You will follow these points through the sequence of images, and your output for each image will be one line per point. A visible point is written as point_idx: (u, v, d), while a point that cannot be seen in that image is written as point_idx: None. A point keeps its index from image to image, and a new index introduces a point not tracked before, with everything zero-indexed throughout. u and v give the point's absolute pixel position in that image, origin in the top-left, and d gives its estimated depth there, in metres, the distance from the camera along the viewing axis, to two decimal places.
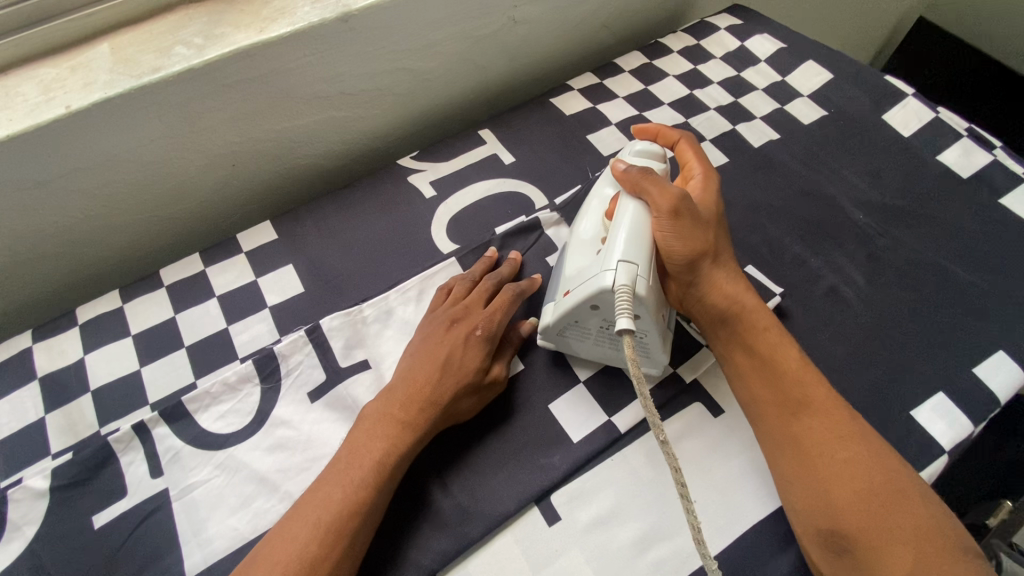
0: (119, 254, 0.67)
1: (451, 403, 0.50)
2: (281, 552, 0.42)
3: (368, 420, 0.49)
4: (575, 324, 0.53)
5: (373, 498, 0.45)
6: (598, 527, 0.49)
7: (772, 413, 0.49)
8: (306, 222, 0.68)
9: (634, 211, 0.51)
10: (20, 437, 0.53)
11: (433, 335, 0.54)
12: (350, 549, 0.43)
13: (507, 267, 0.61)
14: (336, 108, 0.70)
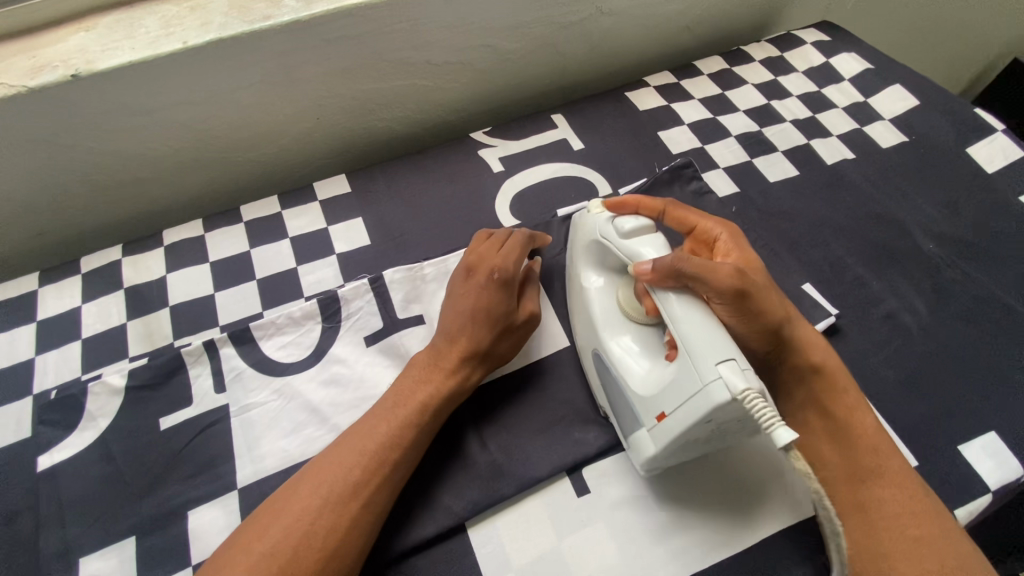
0: (205, 187, 0.72)
1: (490, 346, 0.52)
2: (327, 472, 0.45)
3: (416, 370, 0.52)
4: (674, 446, 0.45)
5: (417, 437, 0.48)
6: (625, 505, 0.50)
7: (840, 480, 0.48)
8: (378, 180, 0.71)
9: (687, 303, 0.45)
10: (103, 337, 0.58)
11: (459, 296, 0.54)
12: (377, 495, 0.45)
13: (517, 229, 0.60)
14: (420, 76, 0.73)
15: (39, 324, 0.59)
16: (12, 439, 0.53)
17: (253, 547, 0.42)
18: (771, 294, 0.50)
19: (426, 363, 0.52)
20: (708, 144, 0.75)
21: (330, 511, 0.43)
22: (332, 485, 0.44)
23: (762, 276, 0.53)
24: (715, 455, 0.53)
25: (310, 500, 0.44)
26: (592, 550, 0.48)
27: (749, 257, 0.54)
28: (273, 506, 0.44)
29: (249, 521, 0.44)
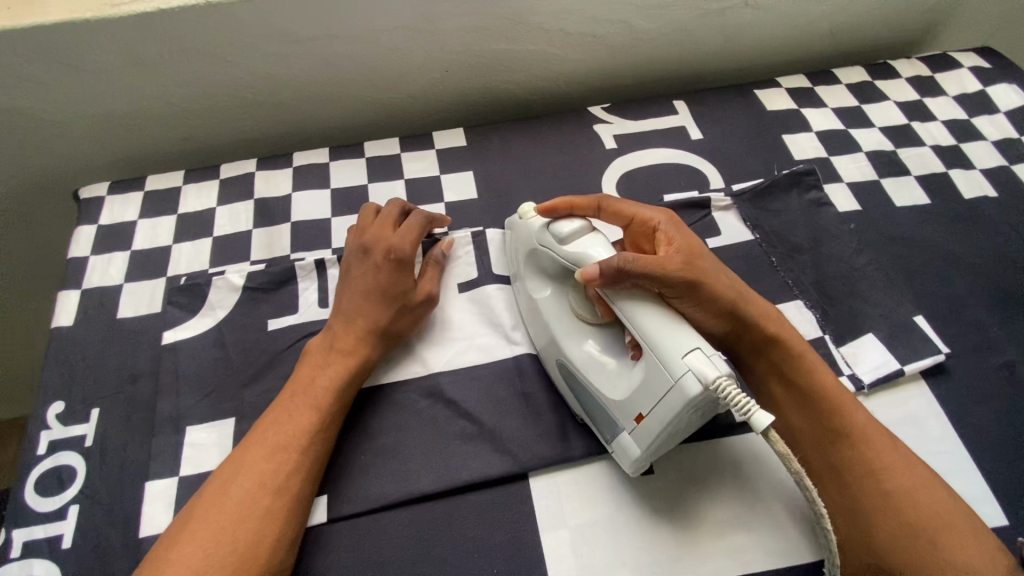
0: (333, 120, 0.76)
1: (410, 310, 0.55)
2: (268, 439, 0.47)
3: (341, 331, 0.54)
4: (645, 447, 0.45)
5: (339, 401, 0.51)
6: (687, 493, 0.50)
7: (807, 442, 0.49)
8: (493, 139, 0.73)
9: (645, 308, 0.45)
10: (231, 239, 0.64)
11: (356, 277, 0.56)
12: (315, 443, 0.48)
13: (391, 201, 0.62)
14: (551, 44, 0.74)
15: (178, 217, 0.66)
16: (143, 312, 0.59)
17: (209, 520, 0.43)
18: (722, 277, 0.50)
19: (343, 317, 0.54)
20: (833, 156, 0.72)
21: (272, 471, 0.45)
22: (273, 449, 0.46)
23: (712, 257, 0.51)
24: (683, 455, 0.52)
25: (261, 466, 0.46)
26: (647, 528, 0.49)
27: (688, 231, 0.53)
28: (221, 480, 0.45)
29: (200, 496, 0.45)
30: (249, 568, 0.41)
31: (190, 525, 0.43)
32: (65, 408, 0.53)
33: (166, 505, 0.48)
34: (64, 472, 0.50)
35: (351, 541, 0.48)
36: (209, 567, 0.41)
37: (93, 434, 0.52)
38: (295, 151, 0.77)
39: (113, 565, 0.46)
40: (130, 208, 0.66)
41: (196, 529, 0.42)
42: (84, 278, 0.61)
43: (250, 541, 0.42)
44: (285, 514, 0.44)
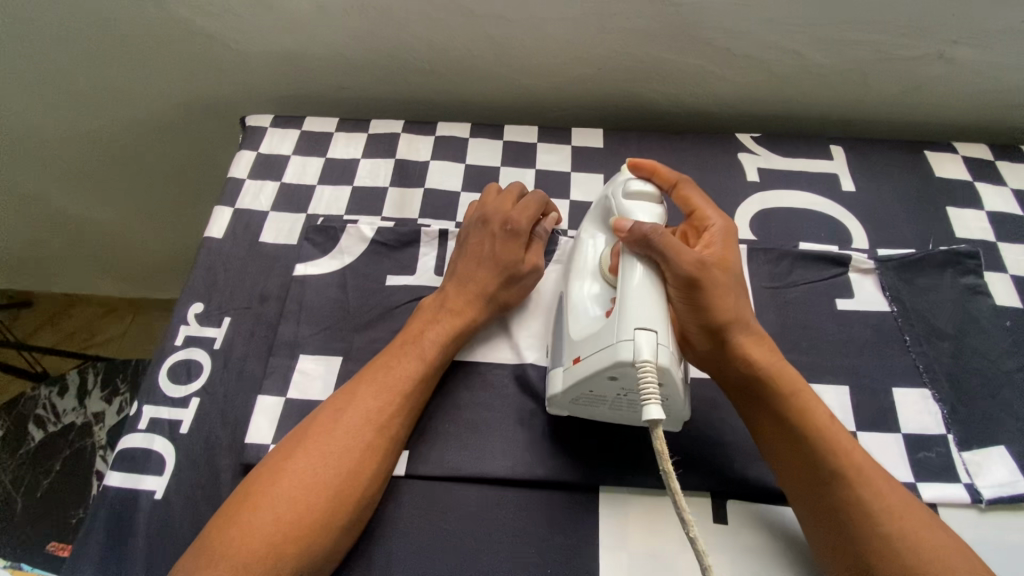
0: (479, 97, 0.78)
1: (518, 281, 0.57)
2: (378, 377, 0.51)
3: (450, 296, 0.56)
4: (573, 382, 0.48)
5: (440, 357, 0.53)
6: (756, 556, 0.48)
7: (799, 480, 0.46)
8: (631, 147, 0.72)
9: (646, 279, 0.45)
10: (368, 191, 0.68)
11: (473, 244, 0.58)
12: (417, 392, 0.51)
13: (514, 181, 0.63)
14: (714, 62, 0.71)
15: (325, 161, 0.70)
16: (281, 241, 0.64)
17: (318, 440, 0.47)
18: (732, 296, 0.48)
19: (456, 280, 0.57)
20: (1002, 243, 0.65)
21: (377, 408, 0.49)
22: (381, 389, 0.50)
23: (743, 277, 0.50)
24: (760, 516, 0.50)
25: (367, 402, 0.49)
26: None
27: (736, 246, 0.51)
28: (334, 407, 0.49)
29: (313, 416, 0.49)
30: (347, 493, 0.45)
31: (304, 439, 0.47)
32: (203, 310, 0.60)
33: (269, 421, 0.53)
34: (192, 365, 0.56)
35: (421, 502, 0.50)
36: (313, 484, 0.45)
37: (221, 339, 0.58)
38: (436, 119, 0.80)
39: (217, 461, 0.52)
40: (285, 142, 0.72)
41: (307, 446, 0.47)
42: (237, 198, 0.67)
43: (350, 469, 0.46)
44: (377, 451, 0.48)
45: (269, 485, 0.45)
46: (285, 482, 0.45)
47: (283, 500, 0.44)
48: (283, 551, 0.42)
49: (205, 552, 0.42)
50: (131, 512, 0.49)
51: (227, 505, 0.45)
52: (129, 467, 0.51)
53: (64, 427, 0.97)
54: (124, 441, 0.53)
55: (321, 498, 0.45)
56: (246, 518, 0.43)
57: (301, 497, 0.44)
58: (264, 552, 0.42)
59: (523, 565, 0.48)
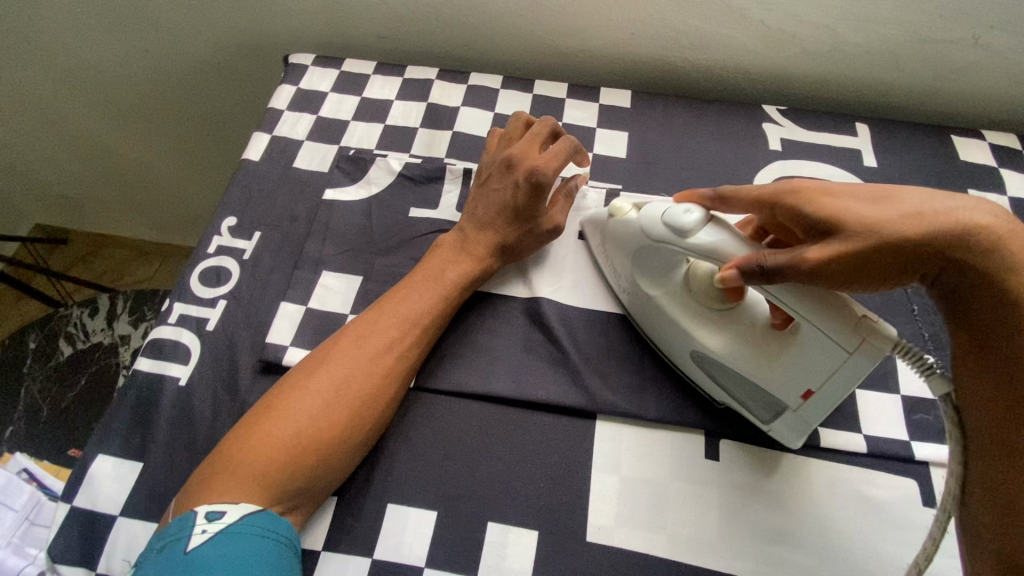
0: (513, 54, 0.81)
1: (532, 233, 0.58)
2: (397, 310, 0.53)
3: (470, 243, 0.58)
4: (796, 417, 0.48)
5: (456, 299, 0.56)
6: (743, 490, 0.50)
7: (983, 443, 0.41)
8: (657, 109, 0.74)
9: (809, 296, 0.43)
10: (399, 130, 0.71)
11: (495, 187, 0.60)
12: (433, 328, 0.54)
13: (544, 120, 0.63)
14: (746, 33, 0.73)
15: (361, 100, 0.73)
16: (314, 169, 0.67)
17: (339, 363, 0.50)
18: (904, 234, 0.41)
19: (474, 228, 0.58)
20: None
21: (388, 344, 0.51)
22: (401, 323, 0.52)
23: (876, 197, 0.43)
24: (750, 454, 0.51)
25: (388, 332, 0.52)
26: (696, 510, 0.49)
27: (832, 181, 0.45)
28: (356, 332, 0.52)
29: (323, 350, 0.51)
30: (363, 412, 0.48)
31: (312, 374, 0.49)
32: (236, 224, 0.63)
33: (290, 326, 0.56)
34: (222, 272, 0.60)
35: (425, 412, 0.53)
36: (331, 405, 0.48)
37: (251, 251, 0.61)
38: (469, 72, 0.82)
39: (238, 357, 0.55)
40: (324, 80, 0.75)
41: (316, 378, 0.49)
42: (275, 126, 0.70)
43: (367, 390, 0.49)
44: (393, 377, 0.50)
45: (291, 397, 0.47)
46: (305, 398, 0.47)
47: (291, 424, 0.46)
48: (299, 459, 0.45)
49: (217, 464, 0.44)
50: (156, 395, 0.53)
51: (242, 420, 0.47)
52: (157, 355, 0.55)
53: (92, 345, 1.02)
54: (155, 333, 0.56)
55: (327, 428, 0.47)
56: (268, 427, 0.46)
57: (318, 411, 0.47)
58: (284, 460, 0.45)
59: (517, 478, 0.50)
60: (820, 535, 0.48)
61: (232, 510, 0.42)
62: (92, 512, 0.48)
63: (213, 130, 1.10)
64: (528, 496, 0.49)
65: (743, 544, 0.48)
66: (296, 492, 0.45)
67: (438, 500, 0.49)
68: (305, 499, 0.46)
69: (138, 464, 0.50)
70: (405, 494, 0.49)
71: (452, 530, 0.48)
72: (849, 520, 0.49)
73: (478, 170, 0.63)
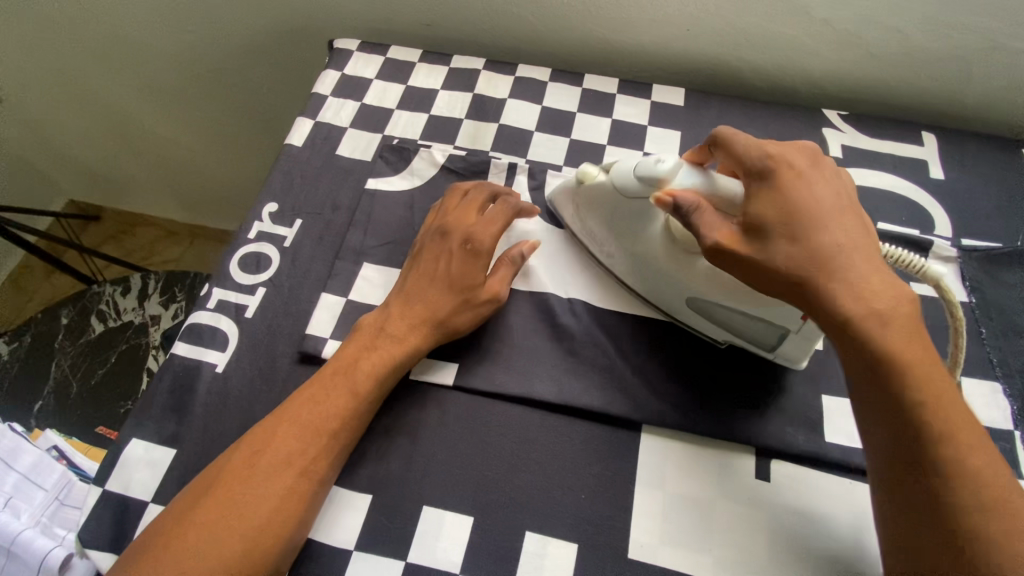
0: (561, 46, 0.78)
1: (467, 311, 0.52)
2: (302, 415, 0.47)
3: (389, 321, 0.51)
4: (797, 338, 0.50)
5: (377, 388, 0.49)
6: (795, 515, 0.47)
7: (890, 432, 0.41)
8: (711, 109, 0.71)
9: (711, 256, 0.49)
10: (443, 121, 0.69)
11: (426, 259, 0.54)
12: (345, 427, 0.47)
13: (481, 184, 0.58)
14: (810, 33, 0.69)
15: (405, 88, 0.72)
16: (356, 156, 0.66)
17: (231, 486, 0.44)
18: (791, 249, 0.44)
19: (400, 307, 0.52)
20: None
21: (298, 449, 0.45)
22: (303, 428, 0.46)
23: (809, 208, 0.45)
24: (803, 478, 0.49)
25: (288, 441, 0.45)
26: (744, 533, 0.47)
27: (799, 179, 0.46)
28: (251, 448, 0.45)
29: (236, 452, 0.45)
30: (261, 543, 0.42)
31: (223, 489, 0.44)
32: (277, 210, 0.62)
33: (329, 317, 0.55)
34: (262, 258, 0.59)
35: (463, 413, 0.51)
36: (221, 536, 0.42)
37: (291, 238, 0.60)
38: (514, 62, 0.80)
39: (275, 347, 0.54)
40: (369, 67, 0.73)
41: (234, 491, 0.44)
42: (319, 112, 0.69)
43: (267, 513, 0.43)
44: (296, 494, 0.44)
45: (176, 534, 0.42)
46: (193, 531, 0.42)
47: (198, 547, 0.41)
48: None
49: None
50: (193, 381, 0.52)
51: (138, 547, 0.42)
52: (195, 340, 0.54)
53: (123, 323, 1.02)
54: (193, 317, 0.55)
55: (224, 564, 0.41)
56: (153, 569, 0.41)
57: (209, 546, 0.41)
58: None
59: (558, 488, 0.48)
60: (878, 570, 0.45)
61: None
62: (125, 498, 0.47)
63: (252, 114, 1.10)
64: (569, 508, 0.47)
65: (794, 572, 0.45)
66: None
67: (475, 506, 0.47)
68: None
69: (172, 451, 0.49)
70: (440, 497, 0.48)
71: (488, 538, 0.46)
72: None
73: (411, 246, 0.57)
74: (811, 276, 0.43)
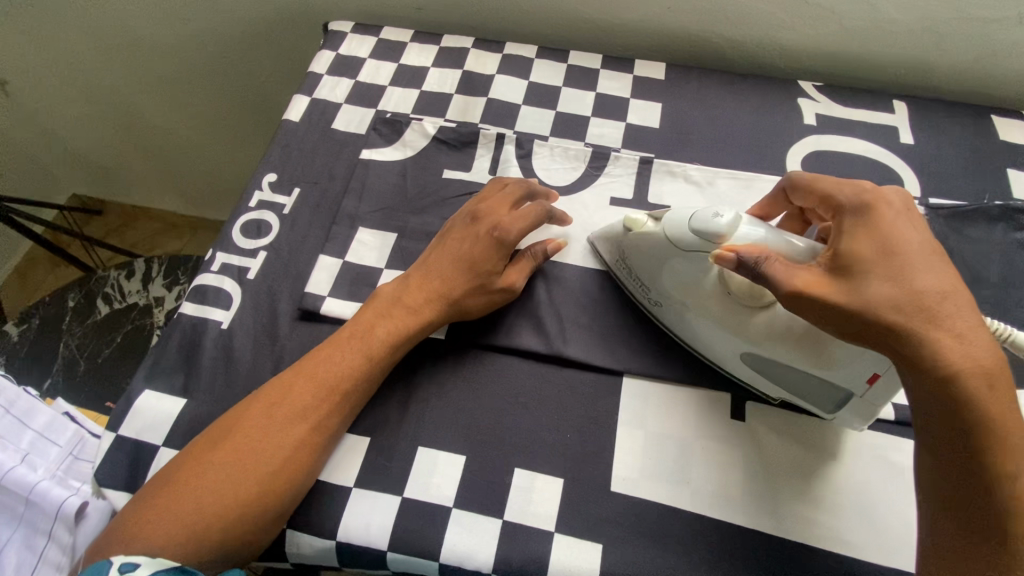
0: (546, 25, 0.81)
1: (478, 297, 0.54)
2: (319, 370, 0.49)
3: (407, 299, 0.53)
4: (861, 403, 0.46)
5: (389, 359, 0.51)
6: (769, 452, 0.50)
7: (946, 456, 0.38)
8: (691, 82, 0.74)
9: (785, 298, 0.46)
10: (434, 96, 0.72)
11: (453, 237, 0.56)
12: (358, 386, 0.50)
13: (520, 178, 0.60)
14: (783, 8, 0.72)
15: (397, 67, 0.75)
16: (351, 130, 0.69)
17: (248, 432, 0.46)
18: (887, 285, 0.41)
19: (421, 283, 0.54)
20: None
21: (314, 403, 0.48)
22: (319, 383, 0.49)
23: (898, 243, 0.42)
24: (777, 418, 0.52)
25: (305, 394, 0.48)
26: (719, 468, 0.50)
27: (892, 212, 0.44)
28: (270, 398, 0.48)
29: (251, 406, 0.48)
30: (274, 486, 0.45)
31: (238, 432, 0.47)
32: (276, 180, 0.65)
33: (328, 277, 0.58)
34: (263, 224, 0.62)
35: (455, 364, 0.54)
36: (236, 478, 0.45)
37: (290, 206, 0.63)
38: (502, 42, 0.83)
39: (277, 305, 0.57)
40: (363, 47, 0.76)
41: (253, 438, 0.46)
42: (315, 90, 0.72)
43: (280, 459, 0.46)
44: (311, 442, 0.47)
45: (195, 473, 0.45)
46: (209, 471, 0.45)
47: (217, 486, 0.44)
48: (204, 537, 0.43)
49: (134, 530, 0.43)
50: (199, 337, 0.55)
51: (155, 482, 0.46)
52: (201, 300, 0.57)
53: (128, 305, 1.05)
54: (199, 279, 0.58)
55: (236, 501, 0.44)
56: (170, 503, 0.44)
57: (224, 486, 0.44)
58: (186, 537, 0.43)
59: (544, 429, 0.51)
60: (845, 499, 0.48)
61: (146, 564, 0.40)
62: (137, 442, 0.50)
63: (251, 102, 1.13)
64: (554, 447, 0.50)
65: (765, 502, 0.48)
66: (227, 551, 0.44)
67: (466, 447, 0.50)
68: (234, 557, 0.45)
69: (181, 400, 0.52)
70: (434, 439, 0.51)
71: (479, 475, 0.49)
72: (875, 486, 0.48)
73: (442, 226, 0.59)
74: (909, 318, 0.40)
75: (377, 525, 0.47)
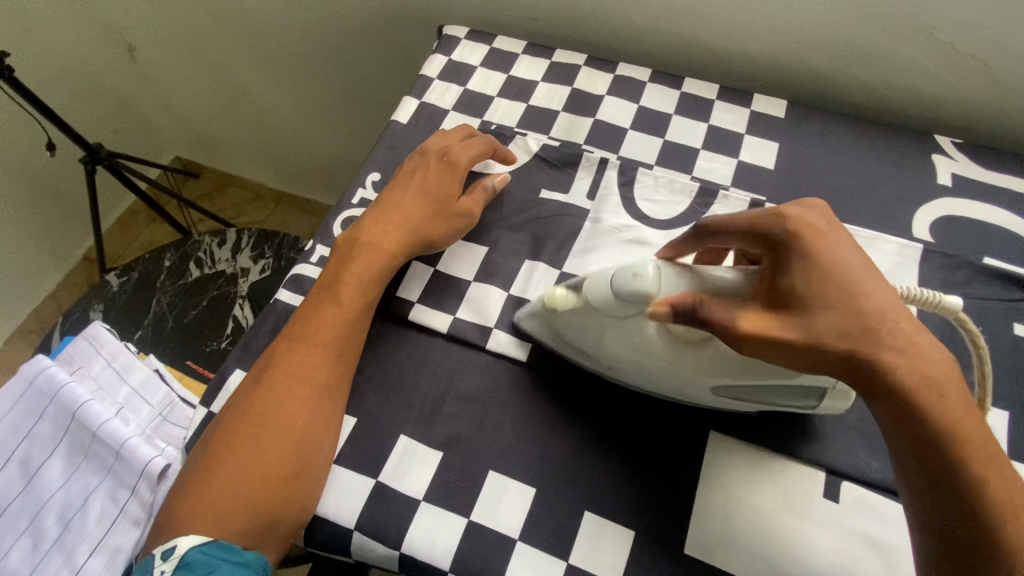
0: (662, 48, 0.79)
1: (438, 222, 0.58)
2: (301, 335, 0.52)
3: (369, 237, 0.57)
4: (838, 389, 0.46)
5: (366, 305, 0.54)
6: (865, 541, 0.46)
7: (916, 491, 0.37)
8: (813, 123, 0.69)
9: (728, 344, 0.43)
10: (541, 111, 0.71)
11: (406, 173, 0.61)
12: (342, 342, 0.52)
13: (463, 124, 0.66)
14: (928, 55, 0.66)
15: (507, 77, 0.74)
16: None
17: (251, 402, 0.49)
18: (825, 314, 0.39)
19: (382, 225, 0.57)
20: None
21: (304, 363, 0.51)
22: (303, 344, 0.52)
23: (830, 263, 0.40)
24: (878, 506, 0.47)
25: (294, 361, 0.51)
26: (804, 548, 0.46)
27: (819, 237, 0.41)
28: (263, 372, 0.51)
29: (246, 385, 0.51)
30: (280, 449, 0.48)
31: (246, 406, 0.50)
32: (379, 179, 0.66)
33: (418, 284, 0.59)
34: None
35: (533, 391, 0.53)
36: (246, 446, 0.48)
37: None
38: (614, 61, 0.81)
39: None
40: (475, 54, 0.77)
41: (256, 407, 0.49)
42: (424, 93, 0.73)
43: (281, 421, 0.49)
44: (307, 400, 0.50)
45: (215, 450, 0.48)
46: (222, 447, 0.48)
47: (231, 460, 0.47)
48: (225, 506, 0.46)
49: (178, 509, 0.46)
50: None
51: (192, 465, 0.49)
52: (297, 289, 0.59)
53: (216, 272, 1.10)
54: (298, 268, 0.60)
55: (252, 469, 0.47)
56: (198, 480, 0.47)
57: (237, 457, 0.47)
58: (212, 508, 0.45)
59: (619, 474, 0.49)
60: None
61: (183, 544, 0.44)
62: None
63: (349, 91, 1.16)
64: (627, 493, 0.49)
65: None
66: (258, 521, 0.46)
67: (537, 478, 0.49)
68: (270, 533, 0.47)
69: None
70: (506, 465, 0.50)
71: (547, 510, 0.48)
72: None
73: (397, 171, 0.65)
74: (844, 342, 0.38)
75: (441, 544, 0.47)
